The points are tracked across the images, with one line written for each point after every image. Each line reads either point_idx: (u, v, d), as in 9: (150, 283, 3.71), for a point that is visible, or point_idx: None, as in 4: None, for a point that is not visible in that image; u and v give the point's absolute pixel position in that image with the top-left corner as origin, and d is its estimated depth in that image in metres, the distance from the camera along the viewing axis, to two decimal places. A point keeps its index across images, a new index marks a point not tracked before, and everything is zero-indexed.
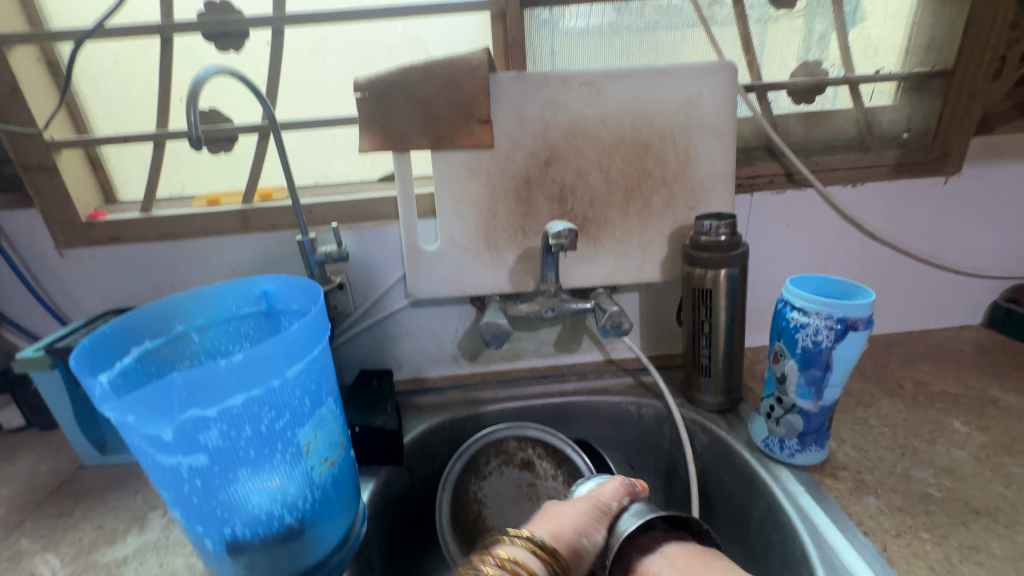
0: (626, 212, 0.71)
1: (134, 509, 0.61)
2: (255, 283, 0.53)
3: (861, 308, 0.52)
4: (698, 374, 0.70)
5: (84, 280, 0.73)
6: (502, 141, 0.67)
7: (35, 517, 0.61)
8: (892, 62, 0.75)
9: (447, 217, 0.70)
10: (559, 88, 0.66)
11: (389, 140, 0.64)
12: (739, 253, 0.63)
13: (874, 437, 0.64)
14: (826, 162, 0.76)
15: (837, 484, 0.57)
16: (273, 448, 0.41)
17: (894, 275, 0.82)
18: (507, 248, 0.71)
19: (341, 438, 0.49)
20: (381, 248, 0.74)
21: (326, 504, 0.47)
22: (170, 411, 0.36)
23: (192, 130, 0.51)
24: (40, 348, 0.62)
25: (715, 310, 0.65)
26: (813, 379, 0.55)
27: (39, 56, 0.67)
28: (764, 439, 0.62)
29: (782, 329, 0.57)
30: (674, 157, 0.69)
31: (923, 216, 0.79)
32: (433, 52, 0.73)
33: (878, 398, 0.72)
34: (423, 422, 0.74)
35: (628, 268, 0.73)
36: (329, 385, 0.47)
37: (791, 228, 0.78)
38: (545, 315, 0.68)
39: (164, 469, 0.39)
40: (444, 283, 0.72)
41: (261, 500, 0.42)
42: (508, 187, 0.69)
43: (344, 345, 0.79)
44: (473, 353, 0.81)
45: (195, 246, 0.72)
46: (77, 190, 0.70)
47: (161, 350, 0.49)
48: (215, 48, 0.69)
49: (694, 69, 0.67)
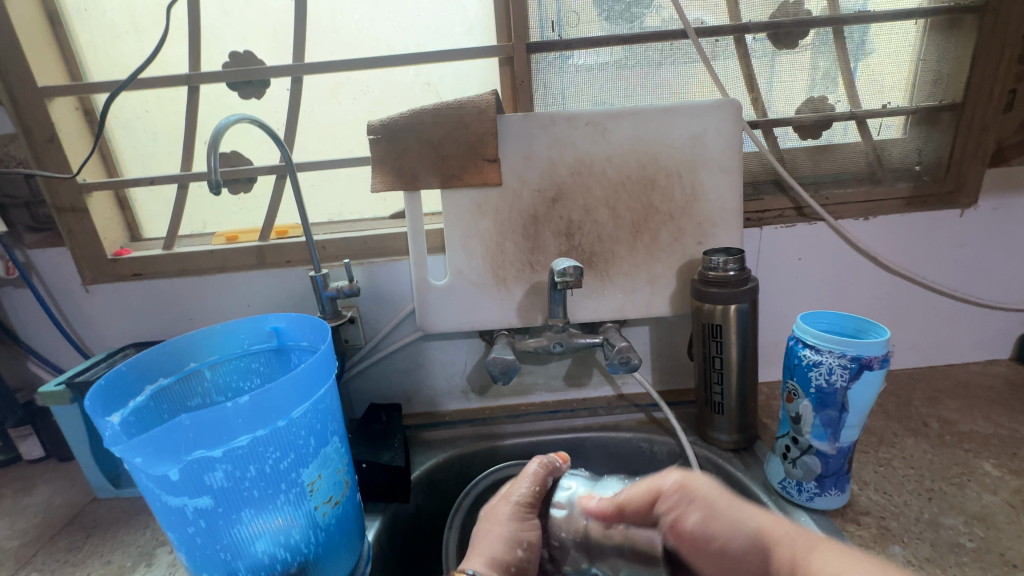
0: (633, 246, 0.71)
1: (142, 545, 0.61)
2: (266, 320, 0.54)
3: (875, 347, 0.50)
4: (712, 412, 0.68)
5: (107, 314, 0.75)
6: (510, 179, 0.69)
7: (47, 551, 0.61)
8: (899, 97, 0.75)
9: (456, 252, 0.71)
10: (565, 127, 0.67)
11: (400, 179, 0.66)
12: (748, 289, 0.62)
13: (898, 479, 0.62)
14: (837, 196, 0.77)
15: (860, 531, 0.55)
16: (277, 489, 0.42)
17: (913, 308, 0.80)
18: (515, 283, 0.72)
19: (346, 477, 0.49)
20: (391, 283, 0.76)
21: (330, 545, 0.47)
22: (178, 452, 0.37)
23: (212, 174, 0.54)
24: (61, 382, 0.64)
25: (726, 346, 0.64)
26: (829, 420, 0.53)
27: (76, 105, 0.71)
28: (782, 482, 0.59)
29: (795, 367, 0.55)
30: (681, 192, 0.70)
31: (940, 248, 0.77)
32: (444, 94, 0.76)
33: (901, 437, 0.69)
34: (431, 458, 0.73)
35: (637, 302, 0.73)
36: (335, 424, 0.47)
37: (802, 261, 0.77)
38: (553, 350, 0.67)
39: (170, 510, 0.40)
40: (453, 318, 0.73)
41: (264, 544, 0.42)
42: (516, 223, 0.70)
43: (354, 379, 0.79)
44: (482, 388, 0.81)
45: (212, 281, 0.74)
46: (105, 230, 0.74)
47: (173, 387, 0.50)
48: (238, 96, 0.73)
49: (698, 107, 0.68)
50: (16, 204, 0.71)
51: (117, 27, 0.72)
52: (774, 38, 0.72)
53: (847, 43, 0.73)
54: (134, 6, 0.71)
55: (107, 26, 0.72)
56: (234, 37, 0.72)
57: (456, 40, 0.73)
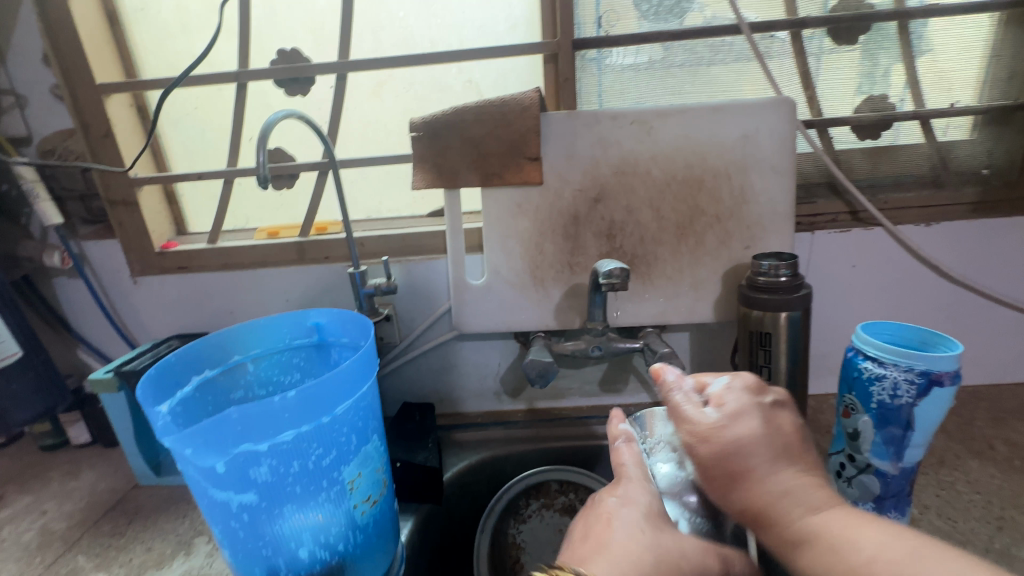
0: (677, 249, 0.69)
1: (181, 533, 0.62)
2: (308, 315, 0.54)
3: (948, 361, 0.47)
4: None
5: (153, 306, 0.77)
6: (552, 178, 0.67)
7: (91, 535, 0.63)
8: (969, 95, 0.71)
9: (494, 252, 0.70)
10: (609, 125, 0.66)
11: (440, 177, 0.66)
12: (801, 296, 0.59)
13: (964, 505, 0.57)
14: (895, 200, 0.72)
15: None
16: (318, 486, 0.41)
17: (976, 322, 0.75)
18: (554, 284, 0.70)
19: (383, 476, 0.48)
20: (428, 281, 0.75)
21: (367, 545, 0.47)
22: (226, 445, 0.36)
23: (260, 169, 0.54)
24: (109, 371, 0.65)
25: (775, 355, 0.62)
26: (891, 438, 0.50)
27: (130, 102, 0.74)
28: None
29: (854, 380, 0.52)
30: (728, 194, 0.67)
31: (1010, 258, 0.72)
32: (485, 92, 0.75)
33: (965, 460, 0.64)
34: (462, 460, 0.72)
35: (679, 307, 0.71)
36: (376, 422, 0.47)
37: (856, 268, 0.73)
38: (591, 354, 0.66)
39: (215, 503, 0.40)
40: (490, 317, 0.72)
41: (304, 539, 0.42)
42: (557, 223, 0.69)
43: (388, 378, 0.79)
44: (515, 390, 0.80)
45: (253, 276, 0.75)
46: (154, 224, 0.76)
47: (218, 379, 0.51)
48: (284, 93, 0.74)
49: (751, 104, 0.65)
50: (72, 197, 0.74)
51: (171, 26, 0.74)
52: (832, 34, 0.69)
53: (911, 39, 0.68)
54: (187, 5, 0.73)
55: (161, 26, 0.74)
56: (283, 34, 0.73)
57: (498, 37, 0.73)
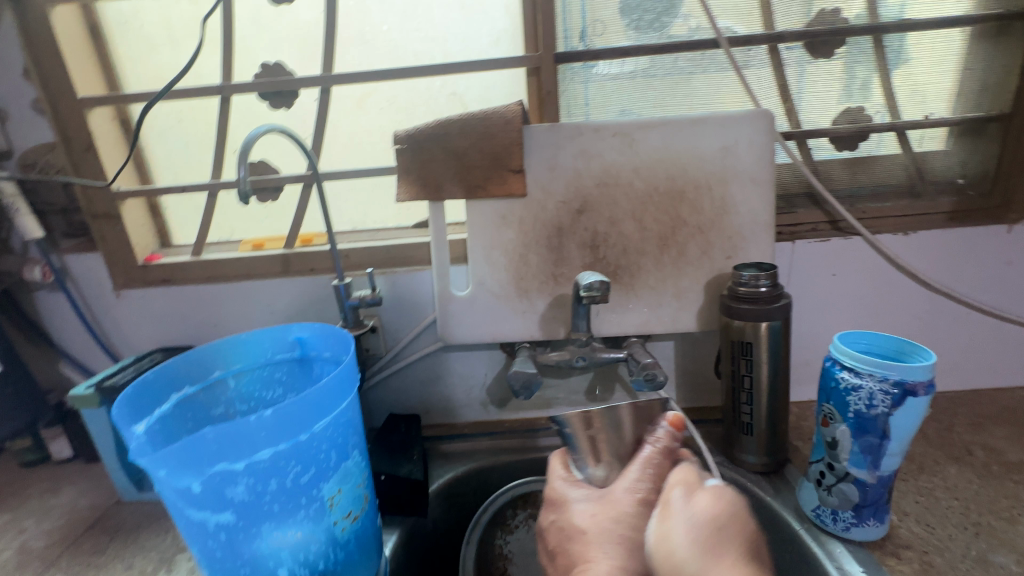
0: (659, 260, 0.69)
1: (162, 550, 0.62)
2: (290, 329, 0.54)
3: (921, 371, 0.47)
4: (740, 433, 0.66)
5: (136, 319, 0.77)
6: (535, 190, 0.68)
7: (71, 553, 0.62)
8: (942, 107, 0.72)
9: (478, 263, 0.70)
10: (591, 138, 0.67)
11: (424, 189, 0.66)
12: (780, 306, 0.60)
13: (942, 511, 0.58)
14: (873, 210, 0.73)
15: (902, 565, 0.52)
16: (297, 503, 0.41)
17: (954, 329, 0.76)
18: (538, 294, 0.71)
19: (365, 492, 0.48)
20: (413, 292, 0.75)
21: (348, 561, 0.46)
22: (200, 465, 0.36)
23: (241, 183, 0.54)
24: (90, 386, 0.65)
25: (756, 364, 0.62)
26: (868, 447, 0.51)
27: (114, 115, 0.74)
28: (815, 509, 0.57)
29: (831, 390, 0.53)
30: (709, 205, 0.68)
31: (986, 266, 0.73)
32: (469, 105, 0.76)
33: (943, 465, 0.65)
34: (449, 471, 0.72)
35: (662, 317, 0.71)
36: (356, 438, 0.47)
37: (837, 277, 0.74)
38: (575, 365, 0.66)
39: (192, 523, 0.39)
40: (475, 328, 0.72)
41: (282, 557, 0.41)
42: (540, 235, 0.69)
43: (374, 389, 0.79)
44: (502, 400, 0.80)
45: (237, 289, 0.75)
46: (137, 237, 0.75)
47: (198, 396, 0.50)
48: (267, 106, 0.74)
49: (730, 117, 0.66)
50: (53, 210, 0.74)
51: (154, 39, 0.73)
52: (809, 47, 0.70)
53: (886, 52, 0.70)
54: (170, 18, 0.73)
55: (144, 38, 0.73)
56: (267, 47, 0.73)
57: (482, 51, 0.73)
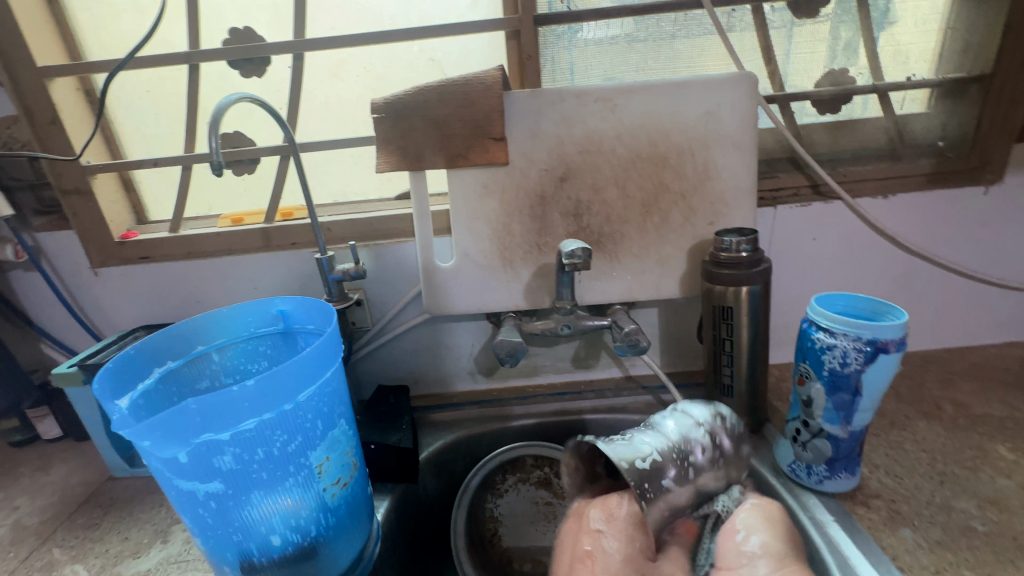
0: (643, 227, 0.70)
1: (157, 522, 0.63)
2: (273, 303, 0.54)
3: (892, 329, 0.49)
4: (721, 395, 0.68)
5: (117, 297, 0.76)
6: (517, 158, 0.67)
7: (67, 527, 0.63)
8: (924, 68, 0.72)
9: (462, 233, 0.70)
10: (574, 104, 0.65)
11: (404, 159, 0.65)
12: (761, 270, 0.61)
13: (910, 462, 0.61)
14: (854, 173, 0.73)
15: (870, 514, 0.55)
16: (285, 471, 0.42)
17: (929, 290, 0.78)
18: (523, 264, 0.71)
19: (353, 459, 0.49)
20: (398, 265, 0.75)
21: (339, 525, 0.48)
22: (186, 436, 0.36)
23: (214, 155, 0.53)
24: (73, 364, 0.64)
25: (737, 328, 0.63)
26: (841, 403, 0.52)
27: (77, 85, 0.71)
28: (791, 464, 0.59)
29: (808, 349, 0.54)
30: (692, 170, 0.68)
31: (961, 227, 0.75)
32: (449, 70, 0.74)
33: (914, 420, 0.68)
34: (438, 439, 0.74)
35: (646, 284, 0.72)
36: (343, 407, 0.47)
37: (817, 241, 0.75)
38: (560, 333, 0.67)
39: (180, 493, 0.40)
40: (459, 299, 0.72)
41: (274, 522, 0.43)
42: (524, 204, 0.69)
43: (362, 362, 0.80)
44: (489, 369, 0.81)
45: (219, 264, 0.74)
46: (111, 214, 0.74)
47: (182, 370, 0.50)
48: (238, 74, 0.71)
49: (713, 80, 0.65)
50: (21, 186, 0.71)
51: (115, 4, 0.70)
52: (793, 6, 0.69)
53: (871, 12, 0.69)
54: None
55: (105, 4, 0.70)
56: (235, 11, 0.70)
57: (460, 13, 0.71)
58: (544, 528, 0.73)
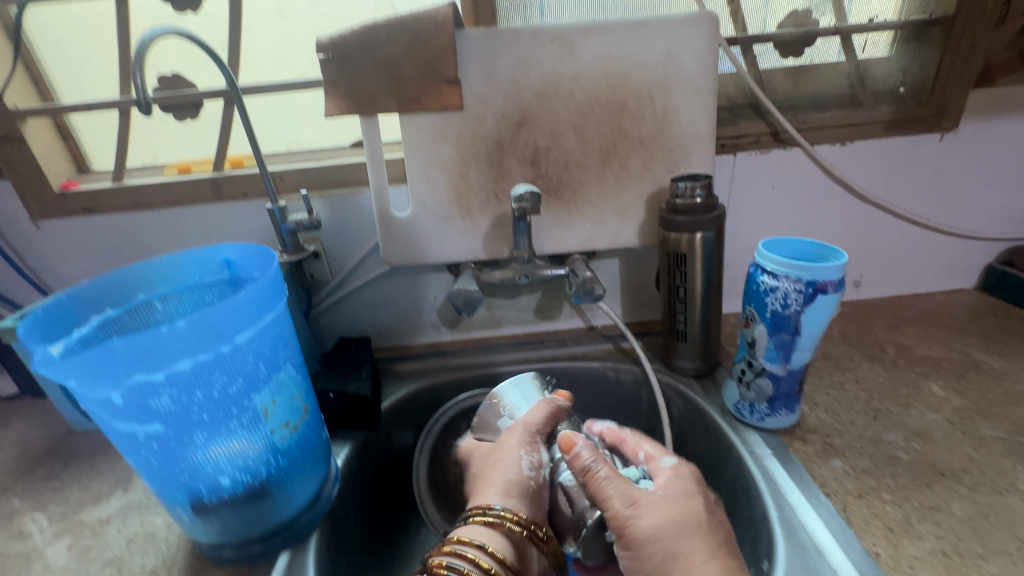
0: (602, 175, 0.69)
1: (118, 472, 0.64)
2: (216, 250, 0.52)
3: (831, 271, 0.50)
4: (675, 340, 0.70)
5: (61, 251, 0.73)
6: (472, 103, 0.65)
7: (26, 479, 0.64)
8: (888, 9, 0.70)
9: (418, 182, 0.68)
10: (530, 44, 0.63)
11: (354, 103, 0.62)
12: (715, 216, 0.61)
13: (849, 400, 0.64)
14: (815, 120, 0.73)
15: (805, 447, 0.58)
16: (228, 413, 0.42)
17: (883, 238, 0.80)
18: (481, 213, 0.70)
19: (304, 403, 0.50)
20: (354, 216, 0.73)
21: (292, 465, 0.49)
22: (116, 376, 0.36)
23: (140, 95, 0.50)
24: (17, 318, 0.62)
25: (690, 274, 0.64)
26: (781, 343, 0.54)
27: None
28: (735, 404, 0.62)
29: (753, 293, 0.55)
30: (652, 116, 0.67)
31: (916, 176, 0.76)
32: (401, 8, 0.70)
33: (857, 362, 0.71)
34: (401, 388, 0.75)
35: (605, 233, 0.72)
36: (288, 352, 0.47)
37: (776, 190, 0.76)
38: (518, 282, 0.67)
39: (121, 435, 0.40)
40: (418, 250, 0.71)
41: (221, 463, 0.43)
42: (480, 151, 0.67)
43: (324, 316, 0.79)
44: (453, 321, 0.82)
45: (168, 216, 0.71)
46: (47, 163, 0.70)
47: (123, 319, 0.49)
48: (171, 9, 0.67)
49: (673, 20, 0.63)
50: None
51: None
52: None
53: None
54: None
55: None
56: None
57: None
58: None
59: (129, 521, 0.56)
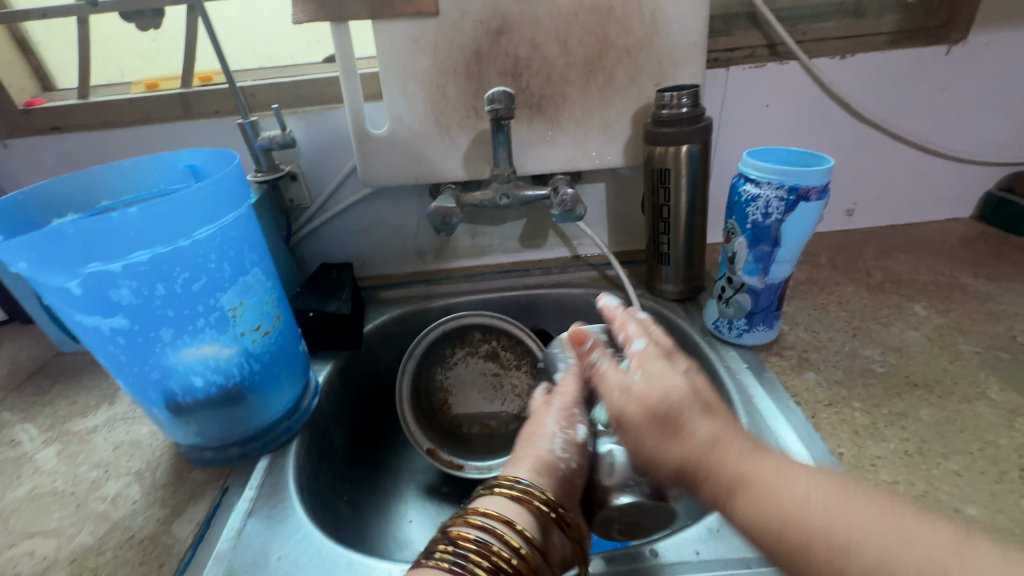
0: (586, 89, 0.66)
1: (105, 388, 0.65)
2: (181, 156, 0.51)
3: (815, 176, 0.48)
4: (659, 264, 0.69)
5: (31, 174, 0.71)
6: (448, 8, 0.61)
7: (17, 394, 0.65)
8: None
9: (394, 96, 0.65)
10: None
11: (321, 6, 0.59)
12: (700, 128, 0.59)
13: (829, 320, 0.64)
14: (814, 30, 0.70)
15: (781, 361, 0.58)
16: (193, 311, 0.42)
17: (879, 162, 0.77)
18: (460, 131, 0.67)
19: (276, 311, 0.50)
20: (330, 136, 0.71)
21: (266, 372, 0.49)
22: (71, 262, 0.36)
23: None
24: None
25: (673, 192, 0.62)
26: (761, 256, 0.53)
27: None
28: (715, 321, 0.62)
29: (735, 204, 0.54)
30: (639, 23, 0.63)
31: (918, 94, 0.72)
32: None
33: (842, 286, 0.70)
34: (384, 313, 0.75)
35: (589, 153, 0.70)
36: (256, 257, 0.46)
37: (770, 108, 0.72)
38: (499, 203, 0.66)
39: (87, 330, 0.40)
40: (396, 171, 0.69)
41: (191, 363, 0.43)
42: (458, 62, 0.64)
43: (305, 243, 0.78)
44: (438, 249, 0.81)
45: (135, 135, 0.69)
46: (7, 76, 0.68)
47: None
48: None
49: None
50: None
51: None
52: None
53: None
54: None
55: None
56: None
57: None
58: (489, 396, 0.74)
59: (115, 430, 0.58)
